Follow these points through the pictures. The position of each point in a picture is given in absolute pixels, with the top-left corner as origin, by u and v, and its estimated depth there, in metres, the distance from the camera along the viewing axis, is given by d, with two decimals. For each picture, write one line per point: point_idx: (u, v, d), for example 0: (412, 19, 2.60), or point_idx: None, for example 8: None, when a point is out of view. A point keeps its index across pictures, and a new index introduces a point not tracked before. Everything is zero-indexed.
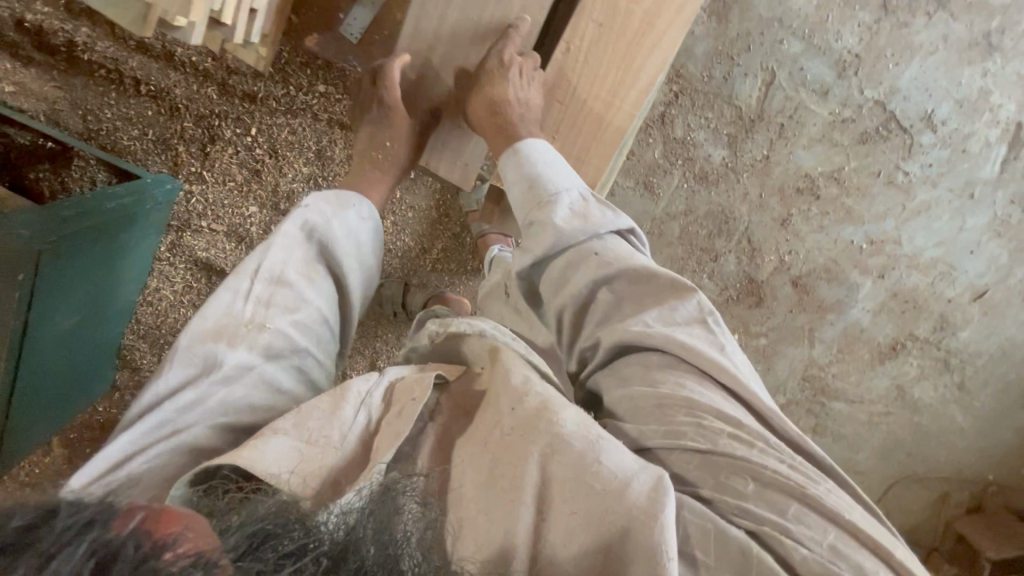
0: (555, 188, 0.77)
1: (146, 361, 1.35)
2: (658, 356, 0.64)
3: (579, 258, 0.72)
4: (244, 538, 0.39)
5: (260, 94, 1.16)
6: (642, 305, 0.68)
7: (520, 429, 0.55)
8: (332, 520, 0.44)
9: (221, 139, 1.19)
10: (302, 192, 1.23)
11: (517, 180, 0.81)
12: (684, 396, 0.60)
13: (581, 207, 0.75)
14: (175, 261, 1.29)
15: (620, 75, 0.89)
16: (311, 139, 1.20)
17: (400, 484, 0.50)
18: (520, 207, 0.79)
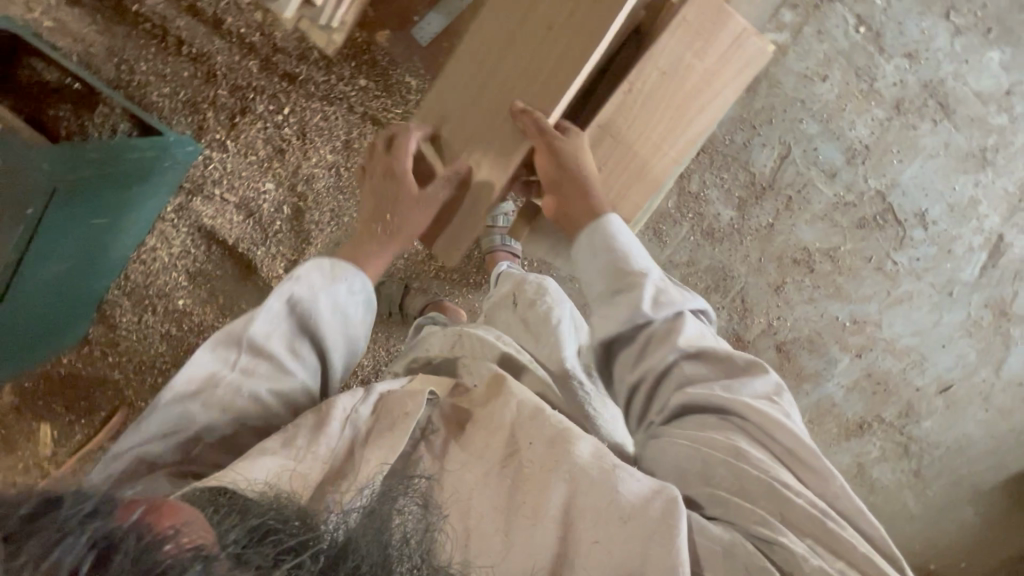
0: (638, 266, 0.80)
1: (124, 318, 1.31)
2: (721, 410, 0.69)
3: (660, 336, 0.75)
4: (245, 533, 0.47)
5: (301, 76, 1.17)
6: (712, 367, 0.73)
7: (539, 462, 0.65)
8: (331, 523, 0.52)
9: (252, 112, 1.19)
10: (321, 179, 1.23)
11: (598, 257, 0.83)
12: (734, 446, 0.65)
13: (664, 288, 0.78)
14: (178, 224, 1.27)
15: (670, 124, 0.93)
16: (342, 129, 1.20)
17: (399, 492, 0.59)
18: (602, 282, 0.81)
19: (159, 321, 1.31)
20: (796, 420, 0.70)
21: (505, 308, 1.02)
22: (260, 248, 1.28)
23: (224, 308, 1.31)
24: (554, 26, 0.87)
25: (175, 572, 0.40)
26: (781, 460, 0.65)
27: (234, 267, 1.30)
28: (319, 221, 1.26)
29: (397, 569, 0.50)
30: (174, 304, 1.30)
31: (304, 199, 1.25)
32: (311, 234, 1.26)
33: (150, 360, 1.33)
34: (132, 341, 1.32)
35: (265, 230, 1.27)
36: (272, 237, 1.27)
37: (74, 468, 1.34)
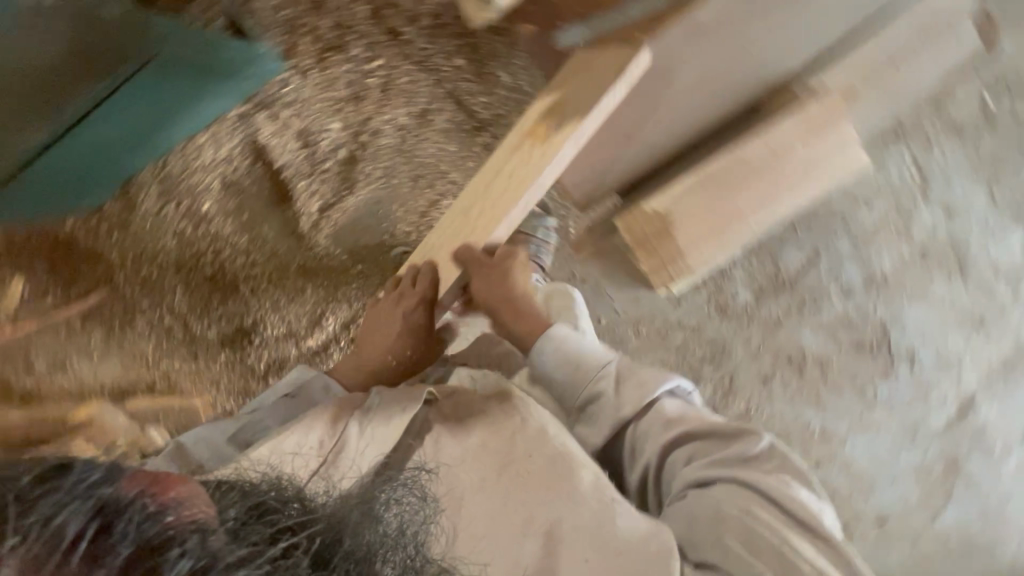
0: (603, 364, 0.94)
1: (143, 201, 1.26)
2: (730, 477, 0.81)
3: (645, 432, 0.89)
4: (244, 511, 0.60)
5: (403, 34, 1.17)
6: (715, 438, 0.86)
7: (537, 478, 0.75)
8: (329, 505, 0.64)
9: (344, 52, 1.19)
10: (387, 136, 1.26)
11: (560, 360, 0.96)
12: (744, 511, 0.77)
13: (624, 382, 0.92)
14: (233, 129, 1.23)
15: (752, 203, 1.14)
16: (423, 97, 1.23)
17: (391, 479, 0.72)
18: (573, 383, 0.94)
19: (178, 216, 1.29)
20: (812, 497, 0.80)
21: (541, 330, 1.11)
22: (302, 179, 1.30)
23: (248, 224, 1.32)
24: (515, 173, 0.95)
25: (173, 541, 0.53)
26: (790, 522, 0.76)
27: (272, 190, 1.31)
28: (369, 177, 1.31)
29: (387, 555, 0.61)
30: (199, 206, 1.29)
31: (363, 148, 1.28)
32: (355, 187, 1.32)
33: (155, 250, 1.31)
34: (144, 225, 1.28)
35: (314, 166, 1.29)
36: (319, 173, 1.30)
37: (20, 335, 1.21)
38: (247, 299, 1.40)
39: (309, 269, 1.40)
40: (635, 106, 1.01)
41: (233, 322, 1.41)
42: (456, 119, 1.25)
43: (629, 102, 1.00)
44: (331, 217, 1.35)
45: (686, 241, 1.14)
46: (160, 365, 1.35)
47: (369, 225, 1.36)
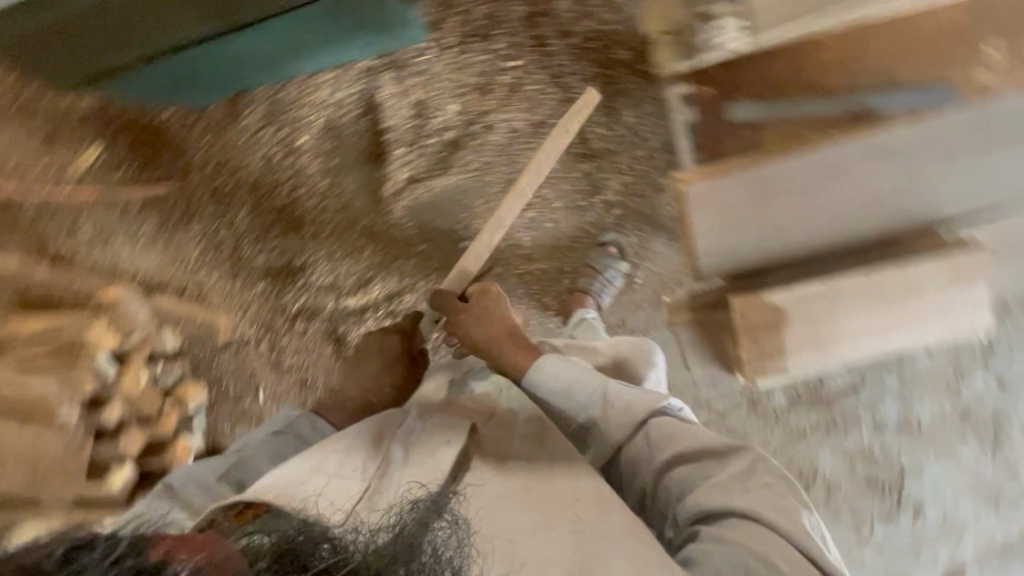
0: (594, 390, 0.94)
1: (247, 117, 1.29)
2: (738, 505, 0.81)
3: (641, 459, 0.91)
4: (271, 559, 0.62)
5: (548, 45, 1.19)
6: (715, 459, 0.87)
7: (578, 504, 0.82)
8: (355, 540, 0.67)
9: (488, 43, 1.21)
10: (497, 133, 1.27)
11: (551, 391, 0.95)
12: (765, 543, 0.77)
13: (614, 403, 0.93)
14: (354, 79, 1.26)
15: (868, 317, 1.04)
16: (545, 109, 1.24)
17: (430, 504, 0.75)
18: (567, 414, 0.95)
19: (272, 140, 1.31)
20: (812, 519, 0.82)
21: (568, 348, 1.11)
22: (402, 145, 1.31)
23: (334, 170, 1.33)
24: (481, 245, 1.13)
25: None
26: (802, 556, 0.76)
27: (368, 147, 1.31)
28: (465, 164, 1.31)
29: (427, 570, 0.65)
30: (296, 138, 1.31)
31: (470, 136, 1.28)
32: (450, 169, 1.31)
33: (238, 165, 1.33)
34: (238, 138, 1.31)
35: (418, 137, 1.29)
36: (419, 146, 1.30)
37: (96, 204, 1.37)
38: (305, 240, 1.40)
39: (374, 232, 1.38)
40: (749, 185, 0.98)
41: (282, 257, 1.42)
42: (568, 141, 1.25)
43: (769, 173, 0.97)
44: (415, 190, 1.34)
45: (791, 340, 1.04)
46: (197, 272, 1.44)
47: (448, 209, 1.35)
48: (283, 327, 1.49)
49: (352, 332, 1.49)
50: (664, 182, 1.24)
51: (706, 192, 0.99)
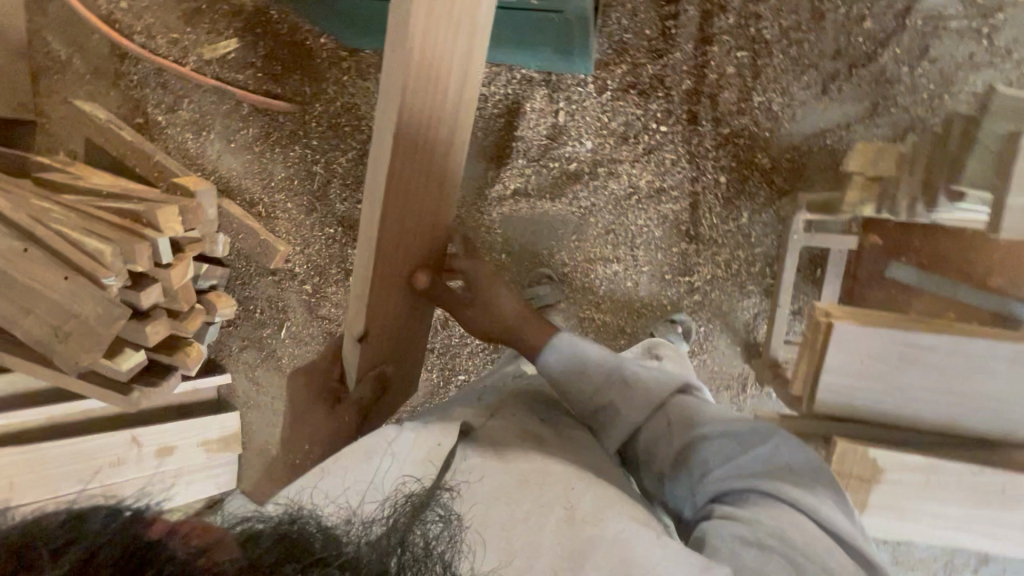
0: (610, 369, 0.82)
1: None
2: (763, 488, 0.69)
3: (654, 441, 0.78)
4: (271, 544, 0.47)
5: (699, 125, 1.23)
6: (732, 437, 0.74)
7: (586, 519, 0.63)
8: (351, 535, 0.52)
9: (644, 100, 1.24)
10: (617, 183, 1.29)
11: (565, 377, 0.82)
12: (787, 523, 0.64)
13: (636, 387, 0.81)
14: (511, 82, 1.28)
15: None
16: (672, 180, 1.26)
17: (429, 493, 0.62)
18: (578, 406, 0.82)
19: None
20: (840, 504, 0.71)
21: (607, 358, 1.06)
22: (524, 159, 1.32)
23: None
24: (408, 226, 0.73)
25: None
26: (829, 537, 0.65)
27: (492, 148, 1.33)
28: (574, 199, 1.32)
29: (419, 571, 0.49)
30: None
31: (590, 175, 1.30)
32: (561, 197, 1.32)
33: (365, 115, 1.37)
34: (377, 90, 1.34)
35: (542, 157, 1.31)
36: (541, 166, 1.32)
37: (215, 90, 1.48)
38: None
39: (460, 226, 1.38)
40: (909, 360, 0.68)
41: None
42: (679, 217, 1.27)
43: (895, 350, 0.68)
44: (518, 203, 1.35)
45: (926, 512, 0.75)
46: (275, 192, 1.50)
47: (540, 232, 1.36)
48: (334, 277, 1.50)
49: None
50: (753, 289, 1.27)
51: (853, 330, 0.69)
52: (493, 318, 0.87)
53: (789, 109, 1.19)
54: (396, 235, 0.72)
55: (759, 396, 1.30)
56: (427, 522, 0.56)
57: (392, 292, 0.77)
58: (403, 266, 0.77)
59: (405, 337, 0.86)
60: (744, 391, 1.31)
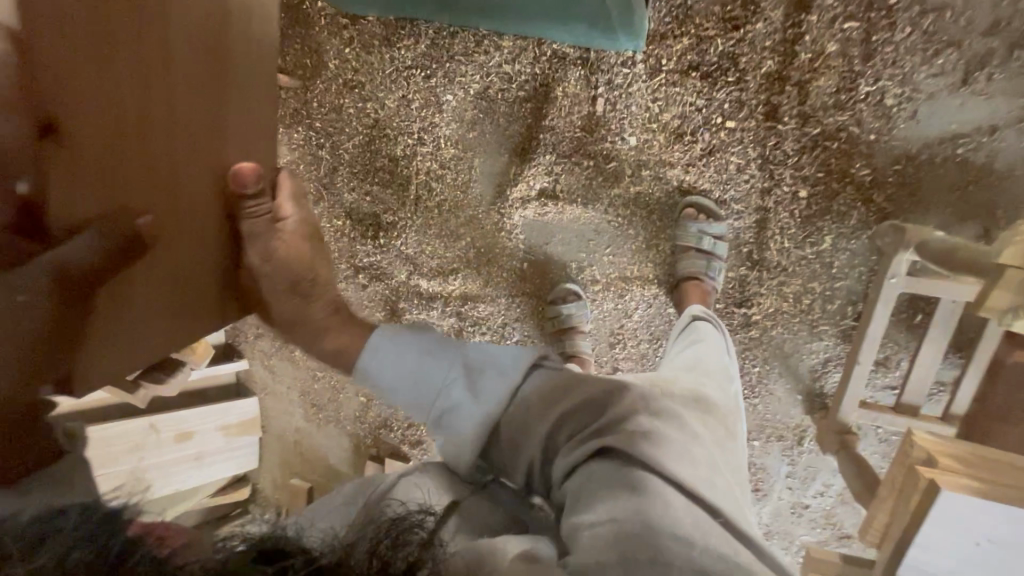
0: (445, 357, 0.59)
1: (402, 50, 1.10)
2: (623, 459, 0.53)
3: (513, 439, 0.57)
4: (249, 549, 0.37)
5: (779, 121, 0.96)
6: (591, 408, 0.57)
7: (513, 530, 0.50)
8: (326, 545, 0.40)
9: (708, 86, 0.97)
10: (667, 190, 1.07)
11: (392, 371, 0.60)
12: (652, 509, 0.49)
13: (483, 370, 0.58)
14: (540, 60, 1.04)
15: None
16: (737, 190, 1.02)
17: (416, 518, 0.46)
18: (419, 411, 0.59)
19: (418, 85, 1.12)
20: (707, 453, 0.58)
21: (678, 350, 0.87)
22: (552, 153, 1.09)
23: (467, 144, 1.15)
24: (173, 54, 0.53)
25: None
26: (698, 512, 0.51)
27: (516, 138, 1.11)
28: (611, 205, 1.10)
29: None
30: (443, 94, 1.12)
31: (635, 177, 1.07)
32: (595, 204, 1.11)
33: (370, 95, 1.16)
34: (383, 66, 1.13)
35: (576, 153, 1.08)
36: (573, 164, 1.09)
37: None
38: (405, 201, 1.22)
39: (475, 225, 1.20)
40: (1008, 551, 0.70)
41: (373, 208, 1.24)
42: (740, 235, 1.05)
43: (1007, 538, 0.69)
44: (545, 207, 1.14)
45: None
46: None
47: (569, 241, 1.16)
48: (344, 273, 1.31)
49: (412, 313, 1.30)
50: (827, 331, 1.04)
51: (966, 499, 0.68)
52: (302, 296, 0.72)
53: (909, 105, 0.91)
54: (140, 50, 0.51)
55: (816, 452, 1.11)
56: (404, 545, 0.41)
57: (142, 147, 0.53)
58: (175, 125, 0.56)
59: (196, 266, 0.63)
60: (798, 445, 1.12)
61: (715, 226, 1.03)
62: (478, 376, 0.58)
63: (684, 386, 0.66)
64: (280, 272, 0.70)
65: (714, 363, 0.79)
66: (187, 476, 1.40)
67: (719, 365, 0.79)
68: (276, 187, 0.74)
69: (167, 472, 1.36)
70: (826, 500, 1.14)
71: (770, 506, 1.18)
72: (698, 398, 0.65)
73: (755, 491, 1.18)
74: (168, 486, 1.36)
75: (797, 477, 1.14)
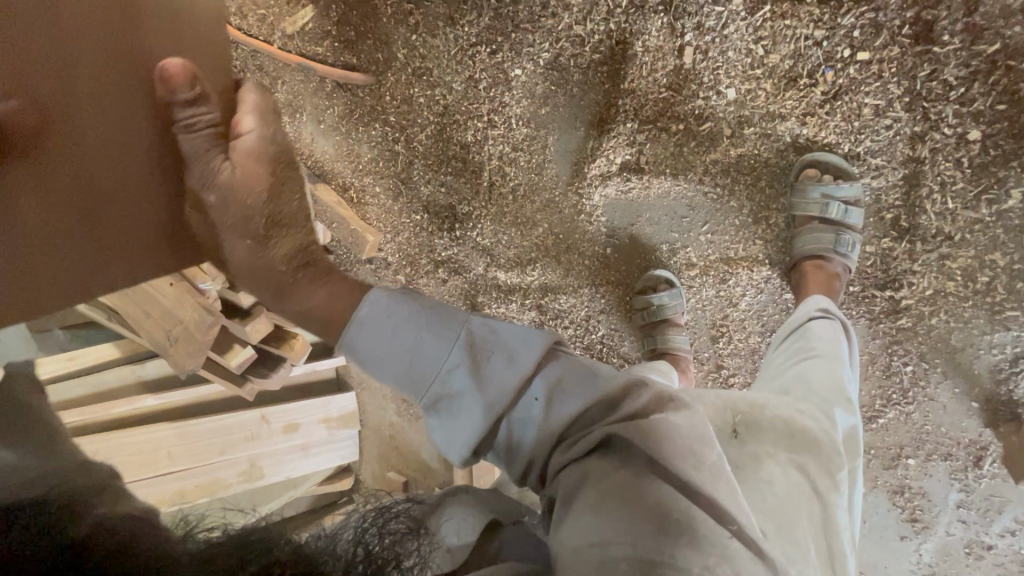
0: (450, 334, 0.49)
1: (464, 27, 1.01)
2: (635, 463, 0.48)
3: (518, 436, 0.50)
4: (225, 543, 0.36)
5: (934, 44, 0.75)
6: (604, 403, 0.50)
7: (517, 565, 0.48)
8: (318, 539, 0.40)
9: (831, 13, 0.78)
10: (783, 150, 0.88)
11: (388, 346, 0.49)
12: (660, 518, 0.46)
13: (490, 355, 0.49)
14: (615, 13, 0.91)
15: None
16: (878, 139, 0.82)
17: (403, 511, 0.49)
18: (409, 394, 0.49)
19: (483, 63, 1.03)
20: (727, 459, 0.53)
21: (782, 366, 0.78)
22: (637, 119, 0.95)
23: (540, 122, 1.03)
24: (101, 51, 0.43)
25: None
26: (712, 521, 0.47)
27: (593, 107, 0.99)
28: (706, 174, 0.94)
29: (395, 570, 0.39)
30: (510, 68, 1.01)
31: (740, 139, 0.89)
32: (688, 174, 0.95)
33: (437, 80, 1.07)
34: (447, 48, 1.04)
35: (662, 117, 0.93)
36: (662, 131, 0.94)
37: (250, 49, 1.15)
38: (477, 189, 1.12)
39: (552, 209, 1.08)
40: None
41: (447, 199, 1.16)
42: (881, 198, 0.84)
43: None
44: (628, 183, 0.99)
45: None
46: (364, 174, 1.19)
47: (660, 221, 1.01)
48: (424, 268, 1.24)
49: (492, 307, 1.21)
50: (1016, 319, 0.80)
51: None
52: (261, 258, 0.52)
53: None
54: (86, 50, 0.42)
55: (1001, 478, 0.86)
56: (388, 534, 0.44)
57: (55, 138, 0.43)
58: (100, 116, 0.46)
59: (113, 192, 0.45)
60: (974, 468, 0.87)
61: (844, 188, 0.83)
62: (486, 356, 0.49)
63: (776, 415, 0.63)
64: (232, 206, 0.50)
65: (826, 385, 0.70)
66: (298, 464, 1.43)
67: (831, 383, 0.70)
68: (230, 104, 0.52)
69: (281, 460, 1.40)
70: (1021, 541, 0.88)
71: (938, 543, 0.92)
72: (792, 432, 0.62)
73: (914, 523, 0.93)
74: (281, 474, 1.40)
75: (976, 508, 0.88)
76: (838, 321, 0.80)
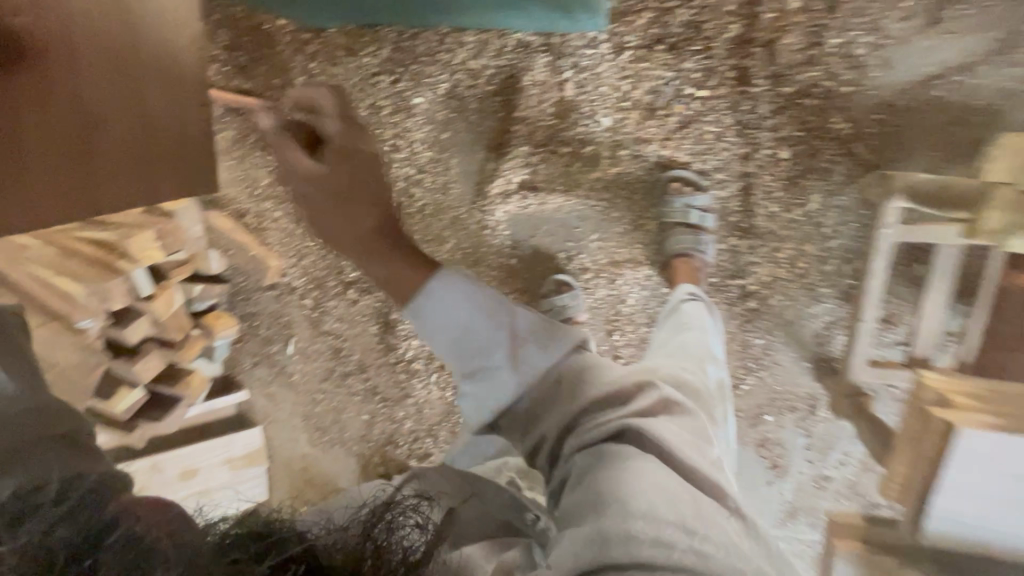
0: (499, 320, 0.64)
1: (365, 57, 1.07)
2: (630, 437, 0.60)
3: (535, 409, 0.64)
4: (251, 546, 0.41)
5: (751, 85, 0.96)
6: (613, 398, 0.63)
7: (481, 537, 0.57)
8: (329, 531, 0.45)
9: (676, 58, 0.97)
10: (650, 168, 1.06)
11: (448, 321, 0.64)
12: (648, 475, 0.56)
13: (528, 343, 0.64)
14: (504, 51, 1.03)
15: None
16: (719, 158, 1.02)
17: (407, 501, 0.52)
18: (456, 360, 0.65)
19: (385, 91, 1.09)
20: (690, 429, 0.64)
21: (663, 339, 0.91)
22: (530, 143, 1.08)
23: (443, 145, 1.12)
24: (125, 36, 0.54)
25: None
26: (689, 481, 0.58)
27: (490, 133, 1.10)
28: (592, 190, 1.09)
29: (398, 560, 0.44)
30: (413, 96, 1.09)
31: (616, 160, 1.06)
32: (575, 190, 1.09)
33: None
34: (349, 77, 1.09)
35: (551, 141, 1.07)
36: (552, 153, 1.07)
37: None
38: None
39: (459, 226, 1.16)
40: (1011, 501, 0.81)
41: None
42: (726, 205, 1.04)
43: None
44: (525, 199, 1.12)
45: None
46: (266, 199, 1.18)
47: (555, 232, 1.14)
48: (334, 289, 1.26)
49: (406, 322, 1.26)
50: (827, 294, 1.03)
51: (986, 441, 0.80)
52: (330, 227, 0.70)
53: (880, 53, 0.91)
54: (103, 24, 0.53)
55: (831, 421, 1.08)
56: (398, 529, 0.47)
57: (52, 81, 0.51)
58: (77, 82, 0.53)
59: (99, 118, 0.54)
60: (812, 415, 1.09)
61: (700, 198, 1.03)
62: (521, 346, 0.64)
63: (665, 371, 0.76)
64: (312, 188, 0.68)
65: (698, 349, 0.85)
66: None
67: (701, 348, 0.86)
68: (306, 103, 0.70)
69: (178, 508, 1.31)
70: (848, 470, 1.10)
71: (792, 481, 1.13)
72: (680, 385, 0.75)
73: (772, 466, 1.14)
74: None
75: (814, 447, 1.11)
76: (703, 302, 0.97)
